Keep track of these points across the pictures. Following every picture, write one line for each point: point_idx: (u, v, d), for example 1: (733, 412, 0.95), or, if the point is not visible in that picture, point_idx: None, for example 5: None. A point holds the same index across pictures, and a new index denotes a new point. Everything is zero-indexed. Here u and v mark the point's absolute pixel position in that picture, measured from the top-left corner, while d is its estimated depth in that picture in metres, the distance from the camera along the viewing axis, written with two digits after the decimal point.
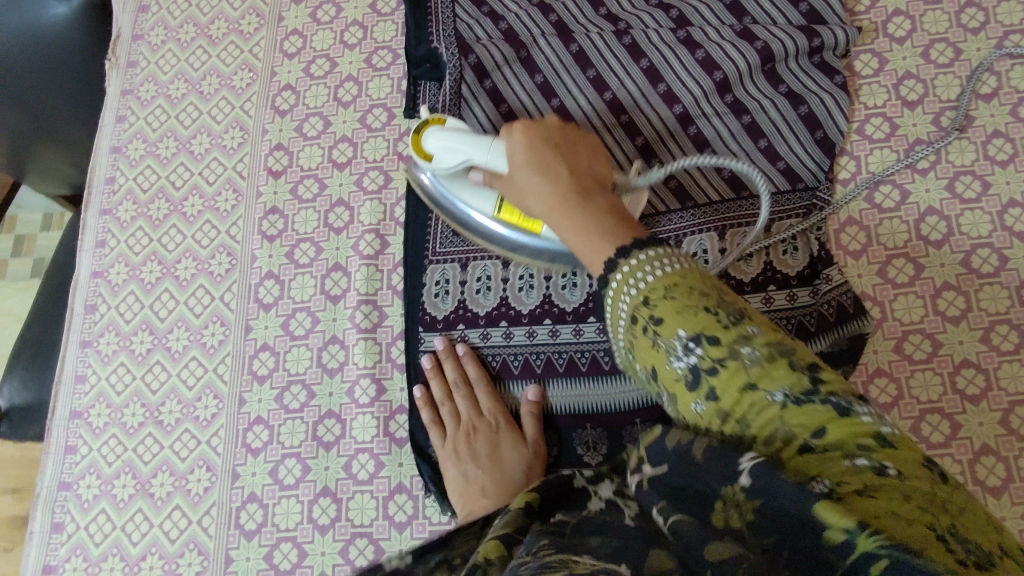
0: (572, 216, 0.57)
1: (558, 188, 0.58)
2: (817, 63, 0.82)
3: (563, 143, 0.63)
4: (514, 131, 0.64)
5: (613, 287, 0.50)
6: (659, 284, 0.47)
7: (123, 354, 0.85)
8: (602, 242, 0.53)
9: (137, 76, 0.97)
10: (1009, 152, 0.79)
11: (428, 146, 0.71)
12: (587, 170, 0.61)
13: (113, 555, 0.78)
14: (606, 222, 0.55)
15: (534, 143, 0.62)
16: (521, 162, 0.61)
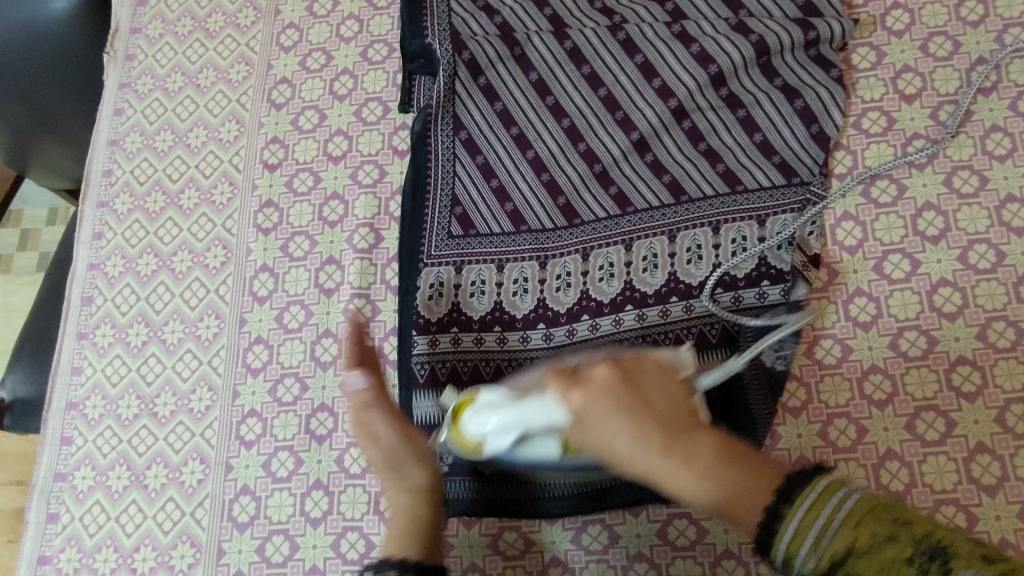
0: (694, 477, 0.49)
1: (661, 457, 0.50)
2: (813, 56, 0.82)
3: (632, 388, 0.53)
4: (573, 395, 0.53)
5: (784, 541, 0.45)
6: (844, 543, 0.43)
7: (119, 345, 0.86)
8: (749, 507, 0.47)
9: (134, 69, 0.97)
10: (1008, 146, 0.78)
11: (469, 429, 0.63)
12: (673, 409, 0.53)
13: (107, 546, 0.79)
14: (736, 480, 0.48)
15: (608, 410, 0.52)
16: (599, 431, 0.52)
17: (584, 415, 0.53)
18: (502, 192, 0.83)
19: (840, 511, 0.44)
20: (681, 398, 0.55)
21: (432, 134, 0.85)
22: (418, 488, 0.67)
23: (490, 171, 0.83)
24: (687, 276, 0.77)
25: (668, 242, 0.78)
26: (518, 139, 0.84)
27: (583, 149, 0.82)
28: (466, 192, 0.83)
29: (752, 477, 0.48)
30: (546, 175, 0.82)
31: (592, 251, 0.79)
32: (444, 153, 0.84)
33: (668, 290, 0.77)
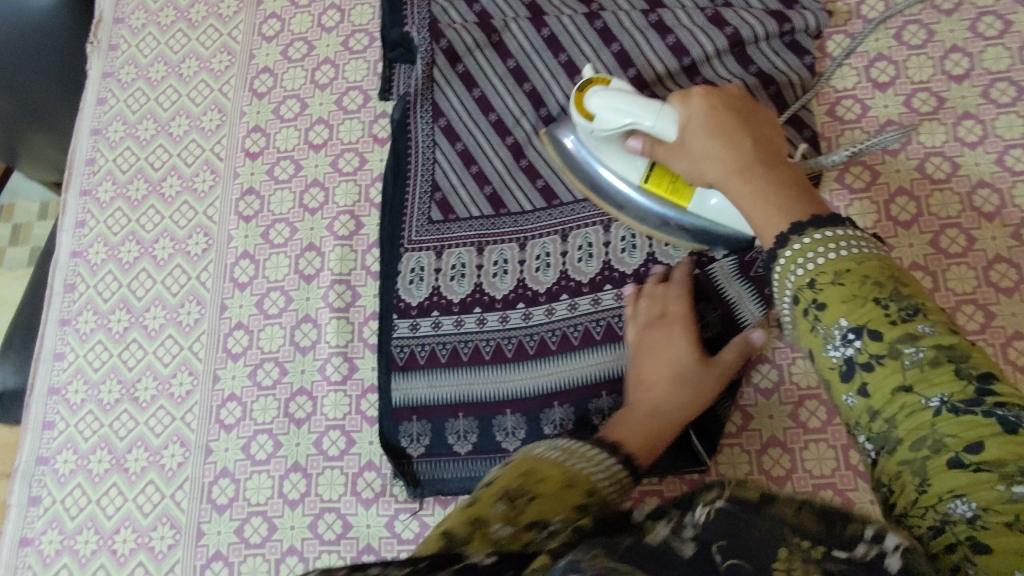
0: (756, 181, 0.57)
1: (737, 161, 0.59)
2: (788, 45, 0.82)
3: (744, 111, 0.62)
4: (694, 102, 0.63)
5: (782, 261, 0.50)
6: (831, 271, 0.47)
7: (101, 331, 0.87)
8: (773, 214, 0.54)
9: (118, 59, 0.98)
10: (979, 133, 0.79)
11: (589, 107, 0.70)
12: (767, 137, 0.61)
13: (88, 528, 0.80)
14: (775, 193, 0.55)
15: (710, 113, 0.62)
16: (695, 126, 0.62)
17: (687, 117, 0.63)
18: (481, 177, 0.84)
19: (834, 254, 0.47)
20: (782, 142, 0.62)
21: (411, 121, 0.86)
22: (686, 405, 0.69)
23: (469, 157, 0.84)
24: (665, 257, 0.78)
25: None
26: (496, 125, 0.85)
27: None
28: (445, 178, 0.84)
29: (798, 201, 0.54)
30: (524, 160, 0.83)
31: (571, 232, 0.80)
32: (423, 140, 0.86)
33: (646, 271, 0.78)
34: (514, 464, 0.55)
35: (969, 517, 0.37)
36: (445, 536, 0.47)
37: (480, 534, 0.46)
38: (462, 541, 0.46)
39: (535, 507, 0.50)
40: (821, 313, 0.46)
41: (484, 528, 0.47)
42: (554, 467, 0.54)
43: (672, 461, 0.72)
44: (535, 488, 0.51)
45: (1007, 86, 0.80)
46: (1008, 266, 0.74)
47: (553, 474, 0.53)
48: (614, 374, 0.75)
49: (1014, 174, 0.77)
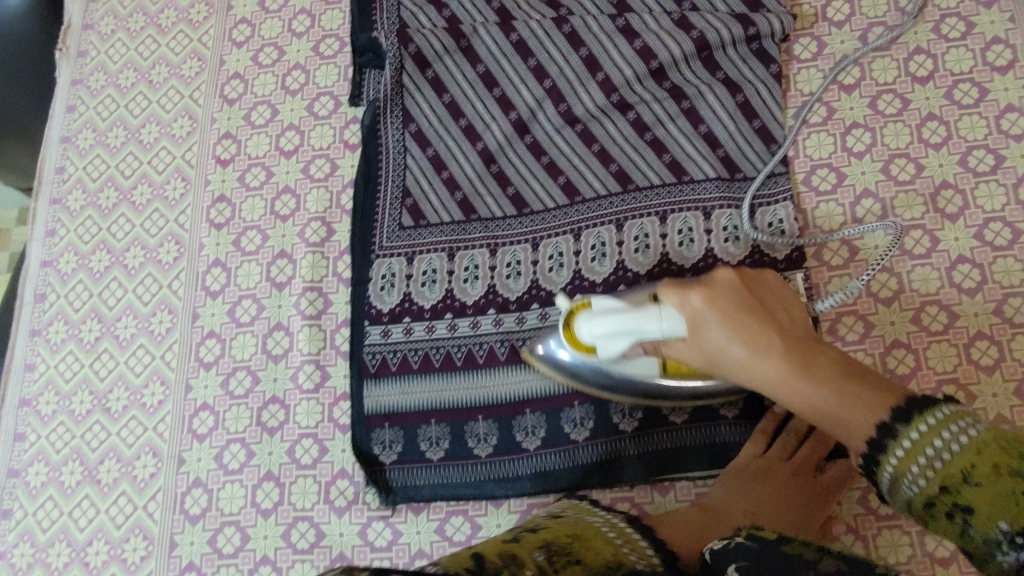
0: (805, 380, 0.55)
1: (778, 360, 0.56)
2: (755, 50, 0.82)
3: (748, 293, 0.60)
4: (696, 298, 0.57)
5: (892, 464, 0.46)
6: (955, 470, 0.43)
7: (73, 342, 0.86)
8: (861, 423, 0.50)
9: (87, 65, 0.97)
10: (943, 135, 0.80)
11: (581, 335, 0.60)
12: (784, 319, 0.59)
13: (60, 541, 0.79)
14: (856, 397, 0.51)
15: (725, 311, 0.57)
16: (714, 327, 0.57)
17: (698, 317, 0.57)
18: (452, 182, 0.84)
19: (950, 443, 0.43)
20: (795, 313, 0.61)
21: (381, 126, 0.86)
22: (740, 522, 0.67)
23: (440, 163, 0.84)
24: (634, 264, 0.78)
25: (615, 231, 0.79)
26: (466, 130, 0.85)
27: (530, 141, 0.84)
28: (416, 184, 0.84)
29: (860, 384, 0.52)
30: (495, 166, 0.84)
31: (542, 240, 0.81)
32: (394, 145, 0.86)
33: (616, 278, 0.78)
34: (563, 521, 0.57)
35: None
36: (476, 557, 0.48)
37: (513, 569, 0.47)
38: (492, 566, 0.47)
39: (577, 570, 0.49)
40: (971, 519, 0.42)
41: (518, 564, 0.47)
42: (602, 542, 0.54)
43: (643, 468, 0.73)
44: (582, 552, 0.51)
45: (969, 88, 0.81)
46: (970, 266, 0.76)
47: (600, 548, 0.53)
48: None
49: (976, 175, 0.78)
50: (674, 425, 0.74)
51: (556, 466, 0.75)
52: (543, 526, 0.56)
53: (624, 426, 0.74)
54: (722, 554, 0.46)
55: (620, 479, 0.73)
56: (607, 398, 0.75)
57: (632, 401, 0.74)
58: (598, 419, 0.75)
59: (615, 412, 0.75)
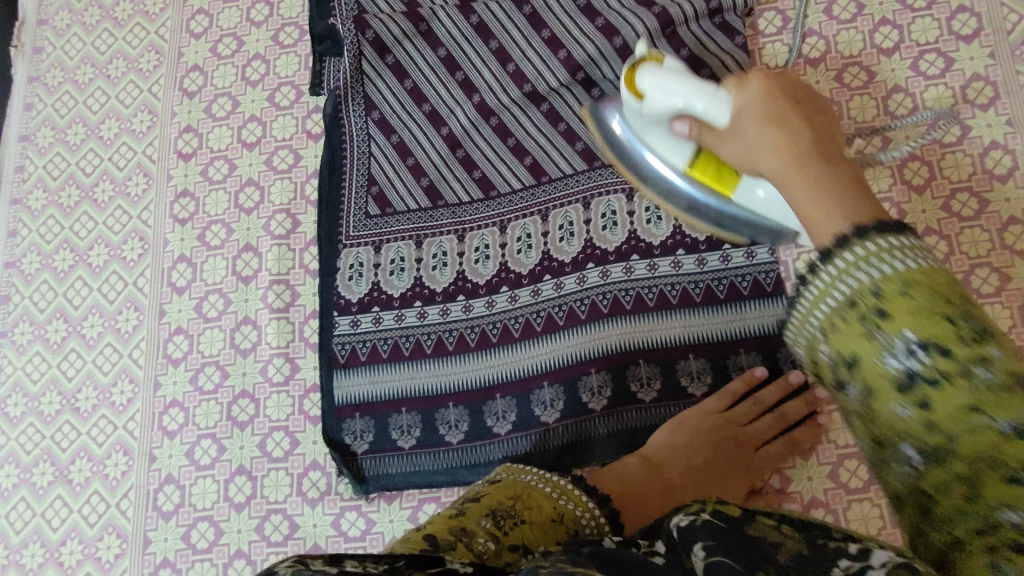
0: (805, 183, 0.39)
1: (789, 154, 0.42)
2: (718, 25, 0.81)
3: (808, 101, 0.47)
4: (749, 83, 0.48)
5: (833, 266, 0.32)
6: (895, 288, 0.29)
7: (39, 343, 0.85)
8: (836, 219, 0.35)
9: (43, 62, 0.96)
10: (909, 107, 0.79)
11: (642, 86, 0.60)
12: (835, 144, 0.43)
13: (33, 542, 0.79)
14: (831, 186, 0.38)
15: (765, 98, 0.47)
16: (750, 116, 0.47)
17: (738, 118, 0.48)
18: (417, 169, 0.83)
19: (891, 261, 0.30)
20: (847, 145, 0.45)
21: (344, 114, 0.85)
22: (677, 486, 0.65)
23: (405, 150, 0.83)
24: (603, 243, 0.77)
25: (583, 210, 0.78)
26: (430, 116, 0.84)
27: (495, 123, 0.82)
28: (381, 172, 0.83)
29: (856, 198, 0.36)
30: (460, 150, 0.82)
31: (509, 223, 0.80)
32: (358, 134, 0.84)
33: (585, 257, 0.77)
34: (502, 485, 0.57)
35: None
36: (429, 539, 0.49)
37: (465, 543, 0.49)
38: (443, 548, 0.48)
39: (523, 530, 0.52)
40: (880, 324, 0.30)
41: (470, 538, 0.50)
42: (544, 497, 0.56)
43: (614, 448, 0.73)
44: (525, 514, 0.54)
45: (935, 58, 0.80)
46: (937, 238, 0.76)
47: (543, 505, 0.55)
48: (555, 365, 0.75)
49: (943, 146, 0.78)
50: (644, 403, 0.73)
51: (528, 448, 0.74)
52: (484, 492, 0.56)
53: (594, 405, 0.74)
54: (687, 531, 0.35)
55: (591, 460, 0.73)
56: (577, 378, 0.74)
57: (602, 379, 0.74)
58: (568, 399, 0.74)
59: (584, 391, 0.74)
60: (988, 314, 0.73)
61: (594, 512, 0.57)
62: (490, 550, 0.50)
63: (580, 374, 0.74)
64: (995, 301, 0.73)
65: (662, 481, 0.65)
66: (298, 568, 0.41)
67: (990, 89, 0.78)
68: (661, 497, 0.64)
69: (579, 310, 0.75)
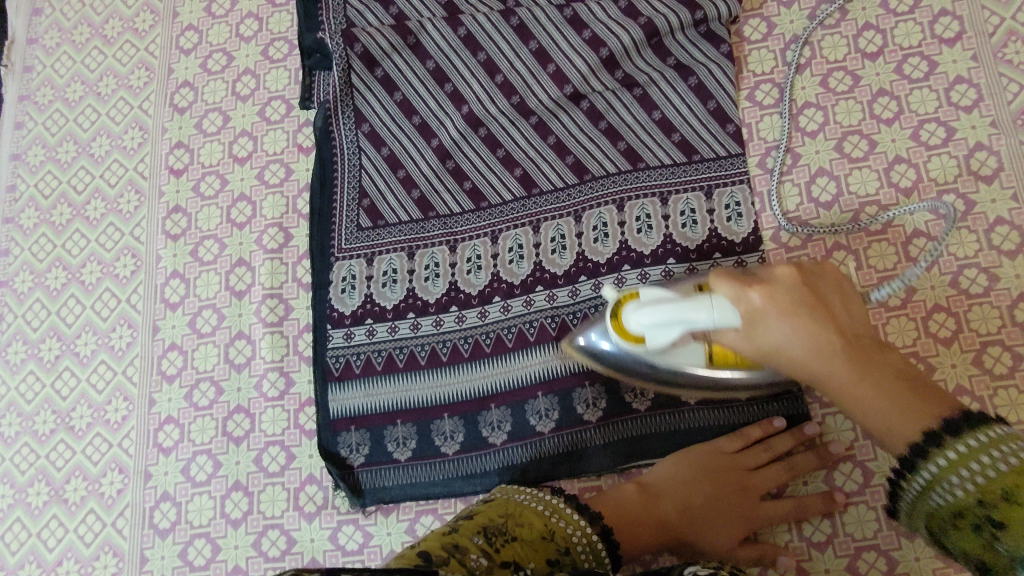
0: (869, 396, 0.48)
1: (834, 362, 0.50)
2: (703, 33, 0.81)
3: (816, 295, 0.54)
4: (752, 292, 0.53)
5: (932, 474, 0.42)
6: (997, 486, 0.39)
7: (32, 361, 0.85)
8: (898, 428, 0.45)
9: (33, 81, 0.96)
10: (894, 110, 0.80)
11: (631, 326, 0.58)
12: (853, 327, 0.53)
13: (29, 563, 0.79)
14: (902, 402, 0.46)
15: (784, 306, 0.52)
16: (774, 321, 0.52)
17: (756, 316, 0.53)
18: (408, 181, 0.83)
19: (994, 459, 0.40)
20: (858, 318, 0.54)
21: (334, 127, 0.85)
22: (666, 519, 0.67)
23: (396, 162, 0.84)
24: (594, 255, 0.77)
25: (574, 222, 0.79)
26: (420, 128, 0.84)
27: (484, 134, 0.83)
28: (372, 184, 0.83)
29: (929, 406, 0.45)
30: (451, 162, 0.83)
31: (501, 233, 0.80)
32: (349, 147, 0.85)
33: (577, 270, 0.77)
34: (492, 504, 0.59)
35: None
36: (422, 556, 0.50)
37: (459, 559, 0.51)
38: (437, 562, 0.49)
39: (514, 546, 0.54)
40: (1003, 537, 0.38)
41: (463, 554, 0.51)
42: (534, 515, 0.59)
43: (610, 458, 0.73)
44: (517, 531, 0.56)
45: (919, 61, 0.81)
46: (926, 240, 0.76)
47: (533, 522, 0.58)
48: (549, 375, 0.75)
49: (928, 148, 0.78)
50: (638, 412, 0.73)
51: (524, 459, 0.74)
52: (475, 510, 0.59)
53: (589, 414, 0.74)
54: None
55: (587, 470, 0.73)
56: (571, 387, 0.75)
57: (596, 388, 0.74)
58: (563, 408, 0.74)
59: (579, 401, 0.74)
60: (977, 314, 0.73)
61: (587, 531, 0.60)
62: (483, 566, 0.51)
63: (575, 383, 0.74)
64: (984, 301, 0.73)
65: (653, 516, 0.66)
66: None
67: (973, 91, 0.79)
68: (648, 529, 0.66)
69: (573, 319, 0.76)
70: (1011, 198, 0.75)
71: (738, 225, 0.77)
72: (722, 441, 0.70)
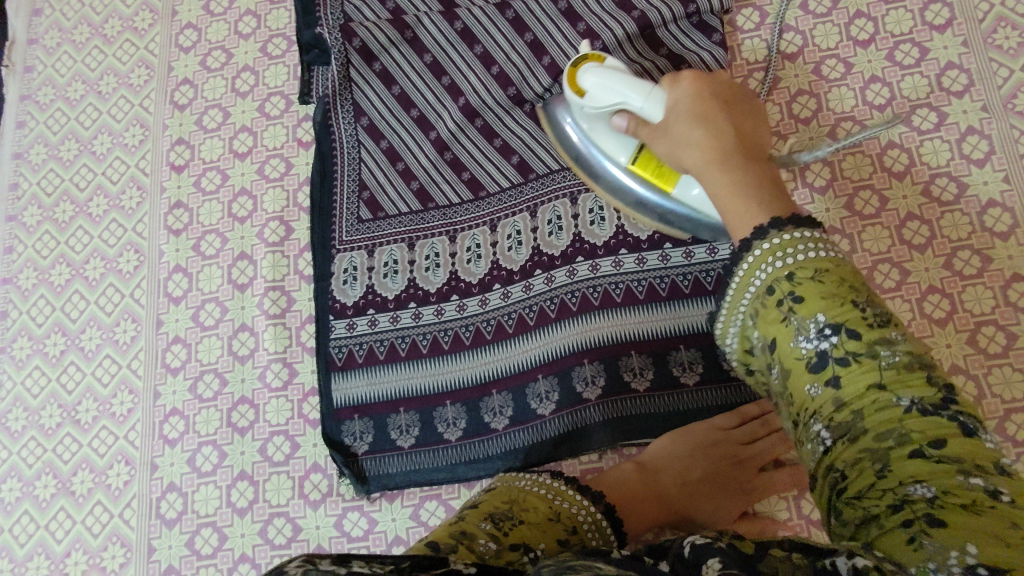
0: (727, 175, 0.55)
1: (714, 143, 0.57)
2: (696, 24, 0.83)
3: (730, 101, 0.61)
4: (683, 86, 0.62)
5: (757, 254, 0.49)
6: (810, 277, 0.46)
7: (38, 356, 0.86)
8: (758, 214, 0.51)
9: (34, 80, 0.97)
10: (886, 96, 0.81)
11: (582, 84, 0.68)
12: (752, 129, 0.59)
13: (38, 554, 0.79)
14: (758, 195, 0.52)
15: (698, 100, 0.60)
16: (682, 113, 0.60)
17: (676, 107, 0.61)
18: (407, 173, 0.84)
19: (801, 259, 0.47)
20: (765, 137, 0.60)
21: (333, 121, 0.86)
22: (666, 495, 0.69)
23: (395, 154, 0.85)
24: (590, 238, 0.78)
25: (570, 205, 0.79)
26: (418, 121, 0.85)
27: (481, 126, 0.84)
28: (372, 177, 0.84)
29: (767, 194, 0.52)
30: (449, 154, 0.84)
31: (500, 222, 0.81)
32: (348, 141, 0.86)
33: (574, 253, 0.78)
34: (496, 492, 0.60)
35: (929, 498, 0.37)
36: (432, 544, 0.51)
37: (468, 544, 0.51)
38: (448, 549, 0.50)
39: (521, 530, 0.55)
40: (798, 309, 0.46)
41: (472, 539, 0.52)
42: (537, 500, 0.60)
43: (610, 438, 0.74)
44: (521, 515, 0.57)
45: (910, 48, 0.82)
46: (919, 223, 0.77)
47: (538, 507, 0.59)
48: (548, 358, 0.76)
49: (920, 133, 0.79)
50: (638, 393, 0.74)
51: (526, 441, 0.75)
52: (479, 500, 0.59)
53: (588, 395, 0.75)
54: (702, 552, 0.38)
55: (587, 450, 0.74)
56: (570, 369, 0.75)
57: (596, 370, 0.75)
58: (563, 391, 0.75)
59: (579, 381, 0.75)
60: (971, 295, 0.74)
61: (592, 511, 0.62)
62: (492, 550, 0.52)
63: (574, 366, 0.75)
64: (978, 282, 0.74)
65: (653, 492, 0.69)
66: (306, 568, 0.41)
67: (964, 77, 0.80)
68: (649, 505, 0.69)
69: (571, 302, 0.77)
70: (1003, 181, 0.76)
71: None
72: (717, 417, 0.72)
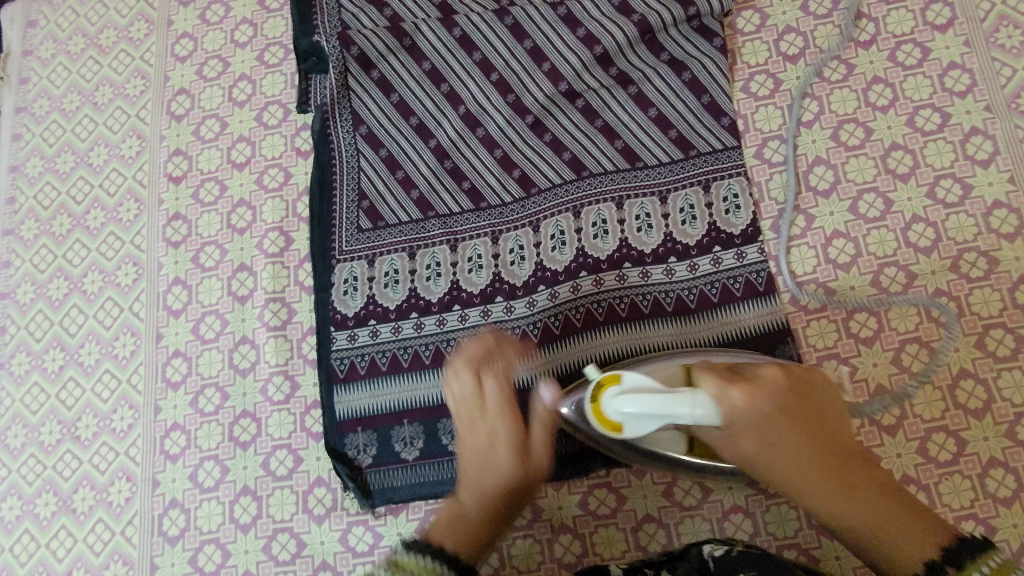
0: (854, 505, 0.58)
1: (812, 462, 0.60)
2: (696, 28, 0.82)
3: (798, 396, 0.62)
4: (737, 400, 0.59)
5: None
6: None
7: (36, 372, 0.85)
8: (902, 547, 0.56)
9: (29, 92, 0.96)
10: (889, 97, 0.81)
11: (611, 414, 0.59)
12: (824, 409, 0.63)
13: (39, 573, 0.78)
14: (902, 529, 0.57)
15: (765, 418, 0.59)
16: (754, 431, 0.59)
17: (740, 426, 0.59)
18: (407, 181, 0.83)
19: None
20: (836, 405, 0.64)
21: (331, 129, 0.85)
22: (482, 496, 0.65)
23: (394, 163, 0.84)
24: (595, 251, 0.78)
25: (573, 219, 0.79)
26: (418, 129, 0.84)
27: (482, 135, 0.83)
28: (371, 185, 0.84)
29: (908, 516, 0.57)
30: (449, 162, 0.83)
31: (502, 234, 0.80)
32: (347, 149, 0.85)
33: (577, 266, 0.78)
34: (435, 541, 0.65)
35: None
36: None
37: None
38: None
39: None
40: None
41: None
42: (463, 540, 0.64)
43: None
44: None
45: (911, 48, 0.82)
46: (925, 226, 0.76)
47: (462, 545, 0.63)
48: (553, 372, 0.75)
49: (924, 134, 0.79)
50: None
51: None
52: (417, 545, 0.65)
53: None
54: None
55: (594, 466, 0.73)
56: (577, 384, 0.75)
57: None
58: None
59: None
60: (977, 298, 0.74)
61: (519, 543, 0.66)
62: None
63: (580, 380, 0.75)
64: (985, 284, 0.74)
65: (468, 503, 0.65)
66: None
67: (967, 76, 0.79)
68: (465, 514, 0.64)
69: (575, 317, 0.76)
70: (1007, 181, 0.76)
71: (737, 220, 0.77)
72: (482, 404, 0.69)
